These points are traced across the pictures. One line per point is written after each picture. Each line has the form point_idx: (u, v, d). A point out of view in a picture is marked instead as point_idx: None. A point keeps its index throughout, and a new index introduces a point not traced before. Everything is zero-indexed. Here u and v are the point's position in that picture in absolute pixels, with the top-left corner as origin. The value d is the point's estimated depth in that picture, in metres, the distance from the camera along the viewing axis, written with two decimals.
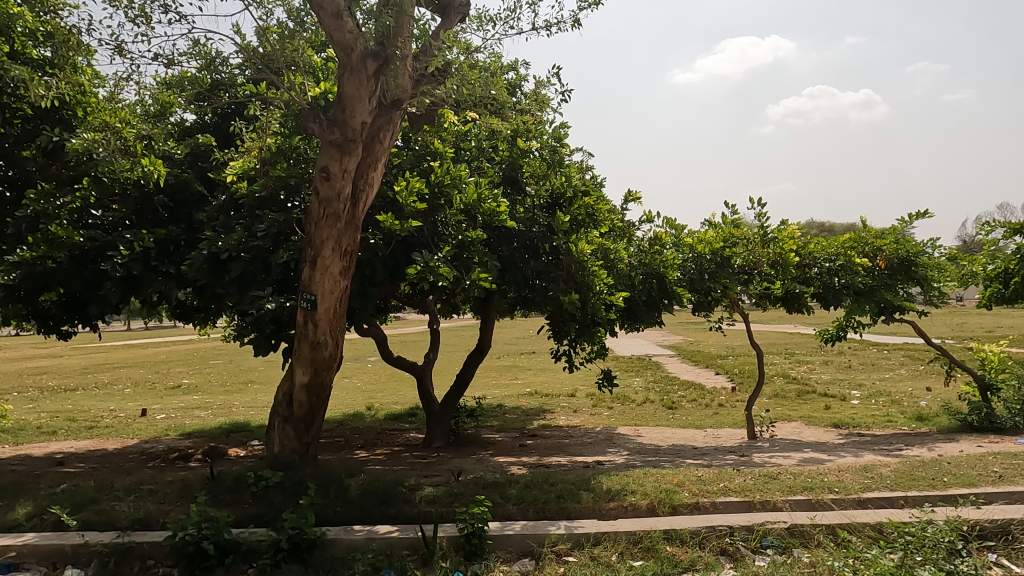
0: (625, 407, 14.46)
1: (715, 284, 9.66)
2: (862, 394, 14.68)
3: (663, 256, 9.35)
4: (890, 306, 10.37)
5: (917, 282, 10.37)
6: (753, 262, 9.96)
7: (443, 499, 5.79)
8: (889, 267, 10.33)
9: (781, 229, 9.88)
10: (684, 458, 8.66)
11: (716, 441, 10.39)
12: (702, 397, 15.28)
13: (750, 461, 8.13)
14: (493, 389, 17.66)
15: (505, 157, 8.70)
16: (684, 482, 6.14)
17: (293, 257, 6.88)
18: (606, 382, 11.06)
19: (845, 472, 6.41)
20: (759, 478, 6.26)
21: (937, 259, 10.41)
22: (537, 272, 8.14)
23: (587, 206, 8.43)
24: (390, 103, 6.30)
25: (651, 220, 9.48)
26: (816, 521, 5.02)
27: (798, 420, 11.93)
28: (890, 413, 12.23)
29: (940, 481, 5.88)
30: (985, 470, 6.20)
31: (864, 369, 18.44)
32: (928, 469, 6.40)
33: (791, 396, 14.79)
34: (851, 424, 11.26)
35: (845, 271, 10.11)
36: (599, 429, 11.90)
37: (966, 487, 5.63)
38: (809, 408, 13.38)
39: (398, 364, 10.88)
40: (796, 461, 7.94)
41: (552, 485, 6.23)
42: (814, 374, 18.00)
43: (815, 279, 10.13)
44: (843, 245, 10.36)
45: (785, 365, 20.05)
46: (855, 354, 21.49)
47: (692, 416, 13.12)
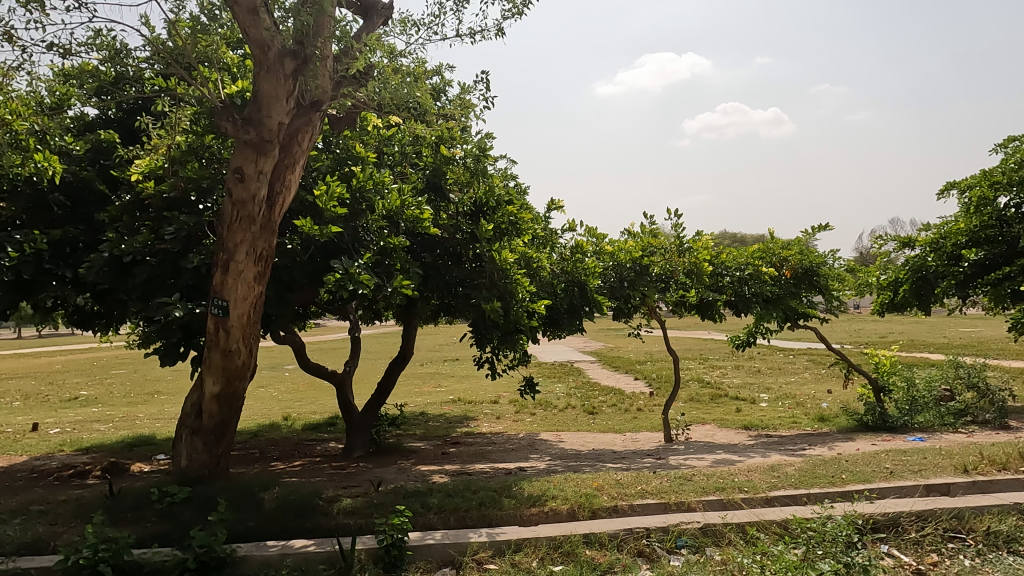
0: (547, 413, 14.63)
1: (633, 292, 9.90)
2: (769, 397, 15.47)
3: (585, 265, 9.55)
4: (795, 314, 10.97)
5: (818, 291, 11.06)
6: (669, 271, 10.32)
7: (362, 509, 5.66)
8: (795, 276, 10.95)
9: (696, 240, 10.30)
10: (605, 462, 8.83)
11: (634, 444, 10.67)
12: (621, 402, 15.68)
13: (666, 463, 8.41)
14: (416, 397, 17.46)
15: (429, 163, 8.59)
16: (604, 486, 6.25)
17: (205, 261, 6.55)
18: (529, 390, 11.12)
19: (754, 472, 6.72)
20: (675, 480, 6.47)
21: (837, 269, 11.12)
22: (460, 280, 8.14)
23: (510, 214, 8.36)
24: (309, 104, 6.16)
25: (573, 228, 9.64)
26: (726, 520, 5.21)
27: (711, 423, 12.44)
28: (795, 415, 12.93)
29: (838, 477, 6.26)
30: (879, 466, 6.66)
31: (772, 373, 19.43)
32: (829, 466, 6.80)
33: (705, 400, 15.36)
34: (759, 426, 11.83)
35: (754, 279, 10.60)
36: (522, 435, 12.00)
37: (862, 483, 6.01)
38: (721, 411, 13.98)
39: (317, 372, 10.55)
40: (709, 462, 8.26)
41: (474, 493, 6.20)
42: (726, 378, 18.83)
43: (727, 287, 10.61)
44: (752, 255, 10.85)
45: (699, 369, 20.88)
46: (764, 359, 22.64)
47: (612, 421, 13.44)
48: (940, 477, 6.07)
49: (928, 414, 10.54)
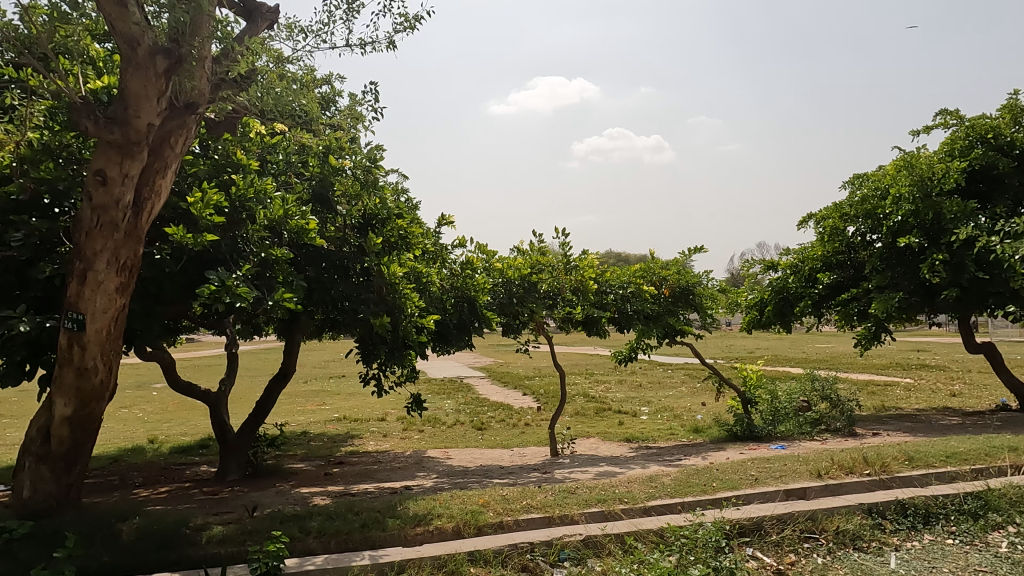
0: (436, 430, 14.49)
1: (522, 308, 10.09)
2: (649, 410, 16.18)
3: (474, 280, 9.59)
4: (673, 330, 11.58)
5: (694, 308, 11.73)
6: (557, 288, 10.59)
7: (234, 537, 5.32)
8: (672, 295, 11.56)
9: (582, 258, 10.60)
10: (492, 478, 8.84)
11: (522, 459, 10.80)
12: (510, 417, 15.83)
13: (552, 477, 8.56)
14: (298, 416, 16.74)
15: (316, 173, 8.30)
16: (489, 502, 6.25)
17: (58, 272, 5.94)
18: (416, 408, 10.97)
19: (633, 483, 6.97)
20: (559, 493, 6.58)
21: (711, 288, 11.85)
22: (346, 295, 7.92)
23: (400, 228, 8.16)
24: (183, 106, 5.79)
25: (462, 244, 9.68)
26: (606, 531, 5.37)
27: (596, 436, 12.83)
28: (673, 427, 13.60)
29: (710, 486, 6.63)
30: (745, 474, 7.13)
31: (652, 387, 20.35)
32: (701, 476, 7.19)
33: (590, 414, 15.80)
34: (640, 438, 12.34)
35: (636, 297, 11.09)
36: (409, 453, 11.80)
37: (730, 490, 6.40)
38: (605, 424, 14.45)
39: (187, 391, 9.87)
40: (592, 475, 8.50)
41: (357, 514, 6.00)
42: (610, 393, 19.50)
43: (611, 304, 11.01)
44: (634, 274, 11.32)
45: (585, 384, 21.49)
46: (645, 374, 23.69)
47: (500, 437, 13.52)
48: (797, 482, 6.59)
49: (788, 423, 11.43)
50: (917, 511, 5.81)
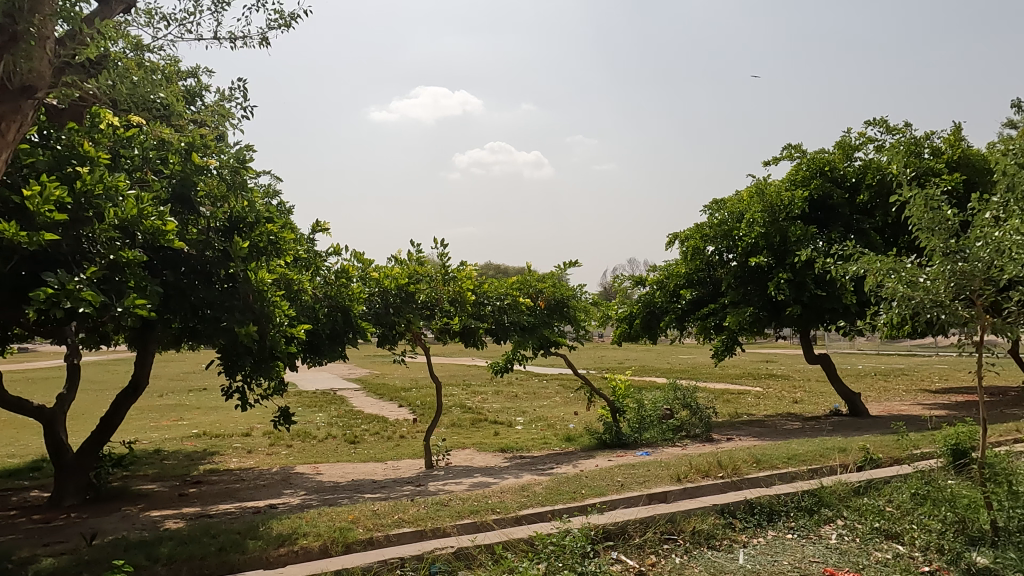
0: (305, 445, 13.89)
1: (398, 319, 9.91)
2: (524, 420, 16.47)
3: (350, 289, 9.32)
4: (547, 341, 11.90)
5: (568, 320, 12.11)
6: (434, 298, 10.52)
7: (68, 570, 4.78)
8: (548, 307, 11.87)
9: (460, 269, 10.59)
10: (363, 493, 8.59)
11: (395, 473, 10.60)
12: (384, 429, 15.51)
13: (425, 490, 8.47)
14: (150, 432, 15.41)
15: (176, 171, 7.51)
16: (359, 518, 6.07)
17: None
18: (284, 422, 10.45)
19: (506, 493, 7.04)
20: (432, 506, 6.51)
21: (584, 301, 12.28)
22: (208, 302, 7.43)
23: (270, 232, 7.88)
24: (19, 89, 5.14)
25: (337, 252, 9.38)
26: (477, 542, 5.37)
27: (471, 447, 12.86)
28: (546, 436, 13.93)
29: (579, 493, 6.84)
30: (612, 480, 7.43)
31: (527, 398, 20.74)
32: (571, 483, 7.40)
33: (466, 425, 15.82)
34: (515, 448, 12.52)
35: (512, 309, 11.28)
36: (275, 470, 11.21)
37: (597, 496, 6.64)
38: (481, 435, 14.53)
39: (17, 407, 8.80)
40: (466, 486, 8.50)
41: (214, 537, 5.60)
42: (487, 403, 19.64)
43: (488, 315, 11.08)
44: (512, 286, 11.50)
45: (462, 395, 21.49)
46: (521, 385, 24.10)
47: (373, 450, 13.20)
48: (659, 486, 6.96)
49: (653, 430, 12.06)
50: (763, 509, 6.34)
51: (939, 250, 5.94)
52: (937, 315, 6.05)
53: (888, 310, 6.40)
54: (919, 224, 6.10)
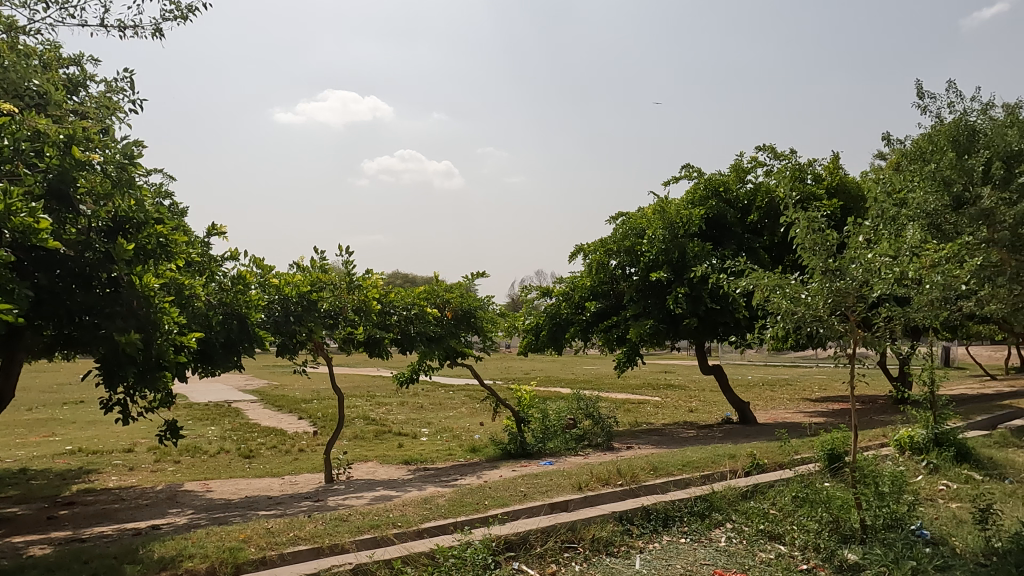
0: (195, 460, 13.10)
1: (299, 328, 9.53)
2: (429, 431, 16.30)
3: (247, 296, 8.94)
4: (453, 352, 11.85)
5: (475, 331, 12.11)
6: (338, 307, 10.21)
7: None
8: (455, 317, 11.82)
9: (365, 278, 10.40)
10: (257, 510, 8.19)
11: (293, 488, 10.19)
12: (282, 443, 14.89)
13: (324, 505, 8.19)
14: (16, 450, 14.04)
15: (54, 165, 6.77)
16: (251, 537, 5.78)
17: None
18: (171, 437, 9.80)
19: (408, 506, 6.93)
20: (330, 522, 6.30)
21: (491, 312, 12.31)
22: (86, 307, 6.88)
23: (159, 235, 7.23)
24: None
25: (235, 256, 8.96)
26: (376, 557, 5.24)
27: (373, 460, 12.56)
28: (451, 447, 13.84)
29: (482, 504, 6.83)
30: (515, 490, 7.47)
31: (433, 409, 20.55)
32: (474, 494, 7.38)
33: (369, 437, 15.45)
34: (419, 460, 12.36)
35: (419, 319, 11.16)
36: (160, 488, 10.50)
37: (500, 507, 6.66)
38: (384, 447, 14.23)
39: None
40: (367, 500, 8.29)
41: (86, 563, 5.15)
42: (391, 415, 19.30)
43: (394, 325, 10.97)
44: (419, 296, 11.38)
45: (365, 406, 21.00)
46: (427, 395, 23.83)
47: (270, 464, 12.64)
48: (561, 495, 7.07)
49: (556, 440, 12.24)
50: (659, 515, 6.56)
51: (818, 269, 6.38)
52: (816, 329, 6.53)
53: (773, 324, 6.83)
54: (802, 244, 6.53)
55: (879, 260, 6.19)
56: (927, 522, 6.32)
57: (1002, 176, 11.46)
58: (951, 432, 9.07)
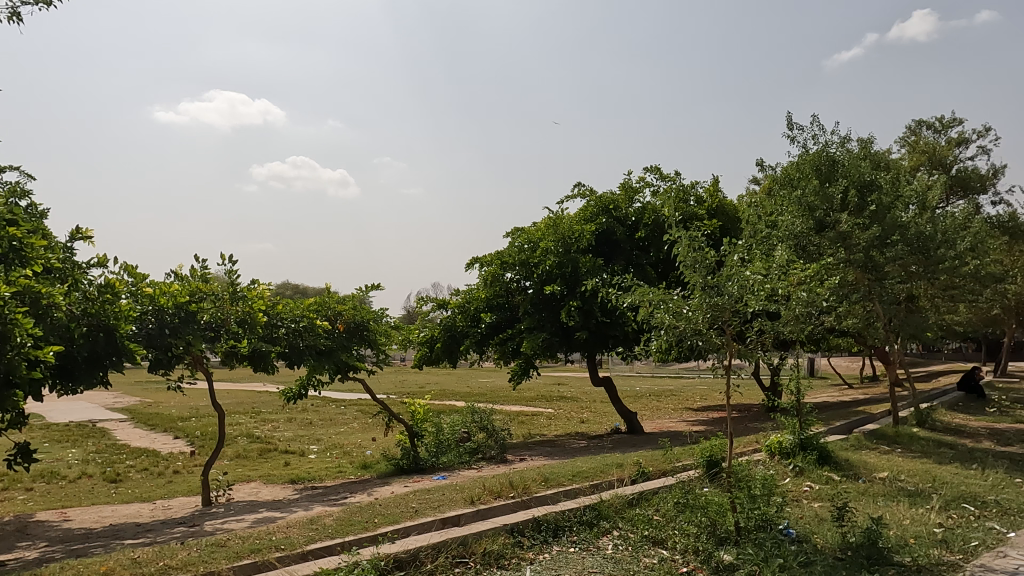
0: (50, 487, 11.87)
1: (176, 341, 8.87)
2: (318, 448, 15.69)
3: (116, 307, 8.19)
4: (345, 366, 11.42)
5: (368, 343, 11.82)
6: (220, 319, 9.67)
7: None
8: (346, 329, 11.53)
9: (250, 288, 9.88)
10: (123, 540, 7.52)
11: (165, 513, 9.47)
12: (154, 465, 13.81)
13: (200, 531, 7.66)
14: None
15: None
16: (113, 569, 5.29)
17: None
18: (22, 461, 8.79)
19: (292, 528, 6.62)
20: (206, 548, 5.90)
21: (385, 324, 12.11)
22: None
23: (12, 237, 6.69)
24: None
25: (103, 263, 8.27)
26: None
27: (256, 480, 11.91)
28: (341, 464, 13.38)
29: (371, 522, 6.65)
30: (406, 507, 7.32)
31: (322, 425, 19.80)
32: (363, 512, 7.16)
33: (252, 456, 14.65)
34: (306, 478, 11.85)
35: (308, 331, 10.78)
36: (8, 519, 9.43)
37: (390, 524, 6.50)
38: (269, 466, 13.54)
39: None
40: (248, 523, 7.84)
41: None
42: (277, 432, 18.40)
43: (281, 338, 10.50)
44: (308, 307, 11.02)
45: (249, 424, 19.90)
46: (316, 411, 22.94)
47: (139, 488, 11.68)
48: (453, 510, 7.01)
49: (450, 454, 12.15)
50: (549, 526, 6.66)
51: (698, 285, 6.74)
52: (696, 341, 6.92)
53: (658, 337, 7.17)
54: (684, 261, 6.89)
55: (752, 277, 6.64)
56: (793, 521, 6.80)
57: (857, 203, 12.66)
58: (814, 437, 9.85)
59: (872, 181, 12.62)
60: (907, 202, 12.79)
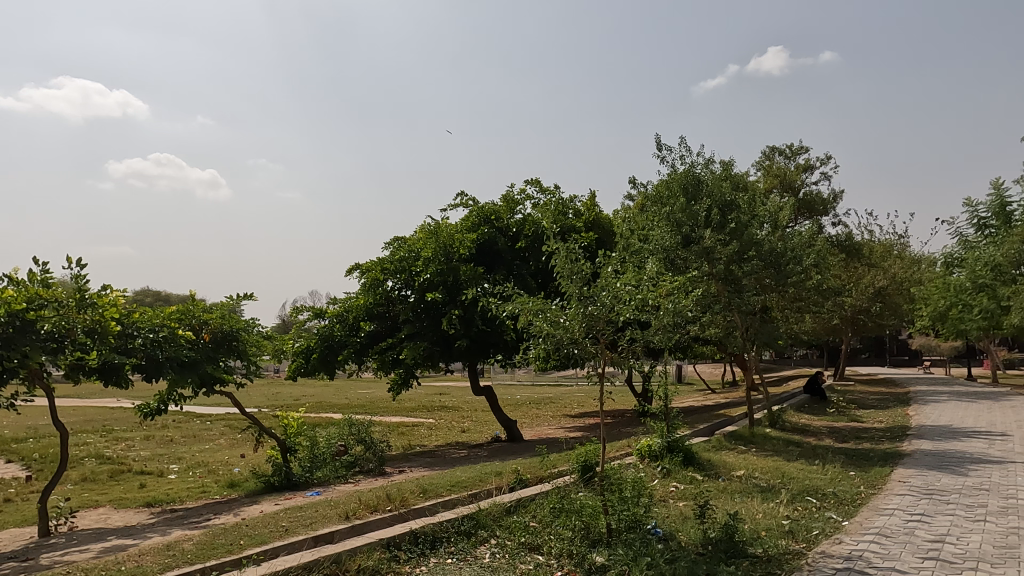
0: None
1: (10, 353, 7.97)
2: (179, 467, 14.57)
3: None
4: (210, 378, 10.73)
5: (237, 355, 11.17)
6: (65, 328, 8.67)
7: None
8: (213, 340, 10.89)
9: (101, 295, 8.93)
10: None
11: None
12: None
13: (34, 565, 6.85)
14: None
15: None
16: None
17: None
18: None
19: (145, 556, 6.08)
20: None
21: (256, 334, 11.52)
22: None
23: None
24: None
25: None
26: None
27: (105, 505, 10.86)
28: (205, 484, 12.50)
29: (237, 544, 6.26)
30: (275, 526, 6.95)
31: (185, 442, 18.42)
32: (227, 535, 6.73)
33: (101, 479, 13.34)
34: (164, 501, 10.96)
35: (168, 342, 9.95)
36: None
37: (257, 546, 6.15)
38: (121, 489, 12.39)
39: None
40: (93, 553, 7.12)
41: None
42: (132, 451, 16.89)
43: (137, 349, 9.59)
44: (169, 316, 10.27)
45: (98, 443, 18.12)
46: (178, 427, 21.31)
47: None
48: (326, 527, 6.75)
49: (325, 468, 11.69)
50: (426, 538, 6.58)
51: (574, 295, 6.96)
52: (572, 350, 7.15)
53: (536, 345, 7.31)
54: (561, 272, 7.10)
55: (625, 289, 6.95)
56: (660, 521, 7.16)
57: (718, 221, 13.65)
58: (680, 439, 10.45)
59: (732, 201, 13.72)
60: (761, 221, 14.02)
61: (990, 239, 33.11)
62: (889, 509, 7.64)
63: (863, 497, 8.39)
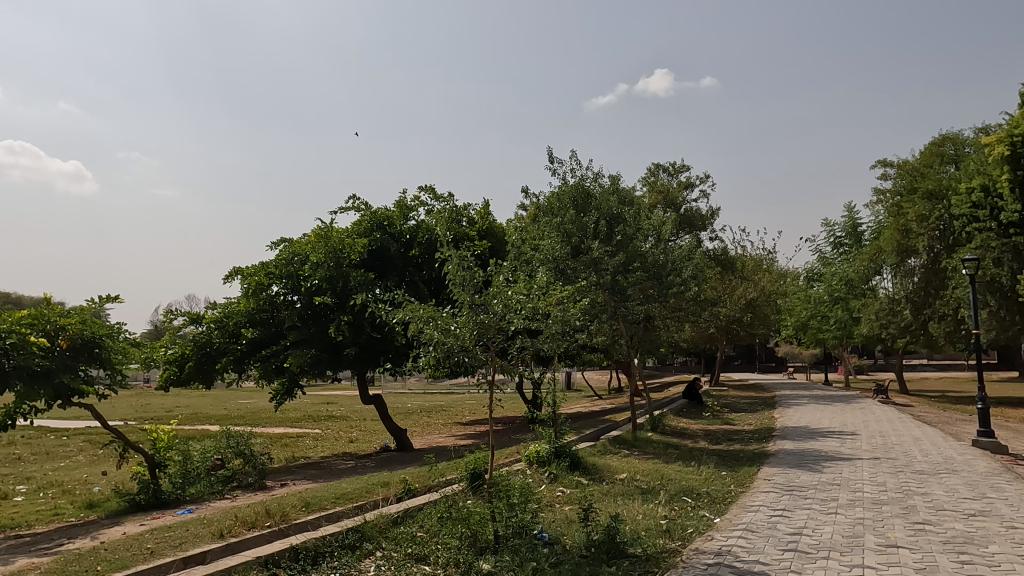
0: None
1: None
2: (27, 488, 13.16)
3: None
4: (67, 390, 9.73)
5: (99, 363, 10.20)
6: None
7: None
8: (71, 347, 9.89)
9: None
10: None
11: None
12: None
13: None
14: None
15: None
16: None
17: None
18: None
19: None
20: None
21: (122, 341, 10.58)
22: None
23: None
24: None
25: None
26: None
27: None
28: (59, 505, 11.38)
29: (93, 571, 5.75)
30: (139, 549, 6.44)
31: (35, 460, 16.67)
32: (82, 561, 6.16)
33: None
34: (8, 526, 9.85)
35: (18, 349, 9.18)
36: None
37: (118, 571, 5.67)
38: None
39: None
40: None
41: None
42: None
43: None
44: (19, 321, 9.36)
45: None
46: (28, 444, 19.26)
47: None
48: (197, 547, 6.33)
49: (198, 484, 10.95)
50: (307, 553, 6.33)
51: (466, 302, 6.97)
52: (463, 357, 7.15)
53: (426, 352, 7.24)
54: (453, 279, 7.08)
55: (515, 297, 7.05)
56: (546, 525, 7.31)
57: (606, 233, 14.20)
58: (567, 445, 10.72)
59: (618, 214, 14.32)
60: (645, 234, 14.72)
61: (844, 257, 36.56)
62: (755, 506, 8.21)
63: (733, 496, 8.96)
